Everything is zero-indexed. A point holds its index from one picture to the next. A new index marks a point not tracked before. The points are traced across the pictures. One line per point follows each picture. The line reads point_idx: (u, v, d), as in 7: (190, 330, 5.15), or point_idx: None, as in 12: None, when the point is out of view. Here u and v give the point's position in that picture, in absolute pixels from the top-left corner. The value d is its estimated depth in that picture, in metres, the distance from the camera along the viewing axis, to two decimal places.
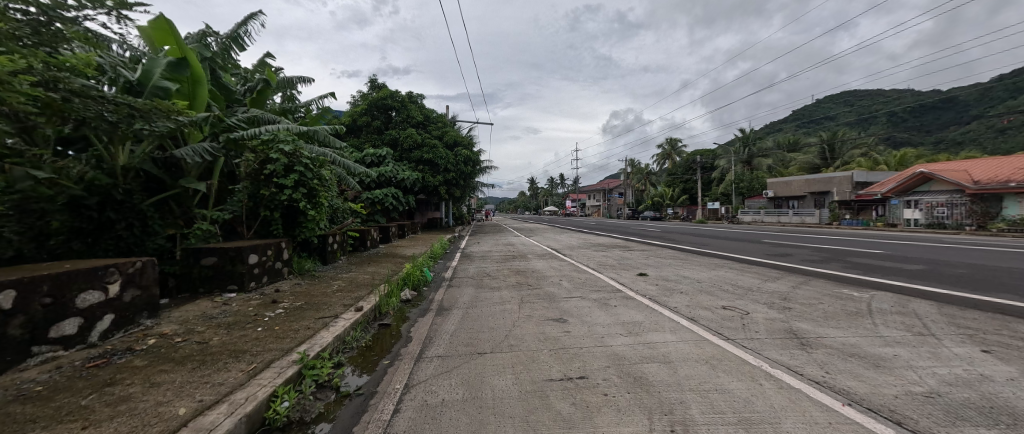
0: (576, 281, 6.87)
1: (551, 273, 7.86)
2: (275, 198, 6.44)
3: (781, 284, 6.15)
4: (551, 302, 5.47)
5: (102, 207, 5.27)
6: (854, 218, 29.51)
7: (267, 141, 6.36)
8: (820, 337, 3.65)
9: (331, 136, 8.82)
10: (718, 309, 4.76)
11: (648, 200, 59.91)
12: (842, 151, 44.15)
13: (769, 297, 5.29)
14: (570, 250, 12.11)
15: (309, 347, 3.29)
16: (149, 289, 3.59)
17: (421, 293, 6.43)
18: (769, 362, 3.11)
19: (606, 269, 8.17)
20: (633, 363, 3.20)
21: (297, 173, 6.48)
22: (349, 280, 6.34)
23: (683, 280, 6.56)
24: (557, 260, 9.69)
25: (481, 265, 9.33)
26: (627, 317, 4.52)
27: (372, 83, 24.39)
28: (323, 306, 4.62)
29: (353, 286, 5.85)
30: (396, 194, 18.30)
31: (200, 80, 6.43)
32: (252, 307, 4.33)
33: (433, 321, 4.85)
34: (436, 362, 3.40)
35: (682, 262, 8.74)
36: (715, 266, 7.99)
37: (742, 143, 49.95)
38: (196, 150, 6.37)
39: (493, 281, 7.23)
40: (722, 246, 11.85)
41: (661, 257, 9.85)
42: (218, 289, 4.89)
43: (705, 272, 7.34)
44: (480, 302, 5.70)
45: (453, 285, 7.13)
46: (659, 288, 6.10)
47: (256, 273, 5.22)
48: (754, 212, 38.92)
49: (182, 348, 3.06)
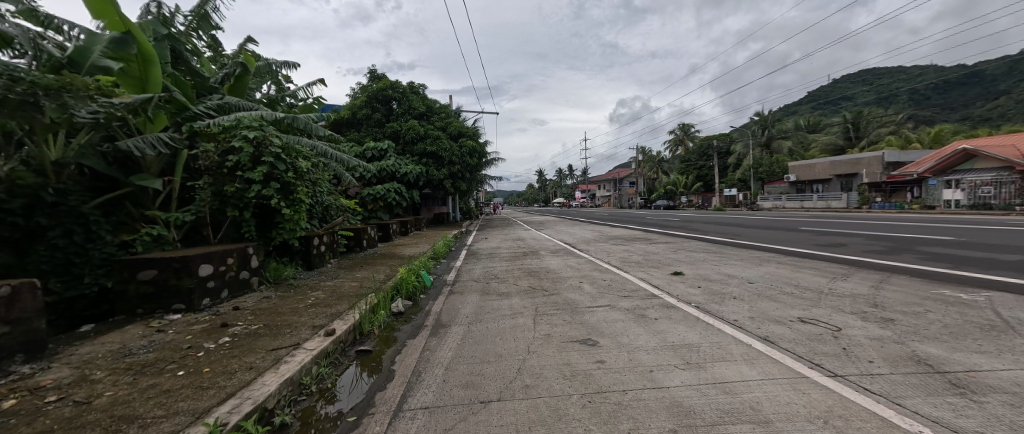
0: (600, 284, 5.76)
1: (569, 273, 6.79)
2: (242, 195, 5.48)
3: (857, 283, 4.98)
4: (574, 314, 4.38)
5: (30, 212, 4.16)
6: (886, 201, 27.79)
7: (228, 129, 5.37)
8: (972, 372, 2.52)
9: (313, 125, 7.86)
10: (795, 323, 3.63)
11: (661, 188, 58.24)
12: (867, 130, 41.92)
13: (853, 304, 4.14)
14: (587, 245, 11.01)
15: (235, 406, 2.26)
16: (26, 323, 2.63)
17: (416, 303, 5.43)
18: (928, 424, 2.00)
19: (632, 267, 7.04)
20: (710, 423, 2.13)
21: (267, 165, 5.50)
22: (332, 289, 5.37)
23: (730, 280, 5.42)
24: (574, 257, 8.59)
25: (488, 265, 8.28)
26: (677, 338, 3.42)
27: (372, 75, 23.42)
28: (285, 330, 3.62)
29: (333, 298, 4.87)
30: (399, 189, 17.36)
31: (151, 61, 5.50)
32: (190, 336, 3.35)
33: (425, 344, 3.83)
34: (419, 421, 2.37)
35: (718, 257, 7.59)
36: (760, 261, 6.82)
37: (760, 126, 47.86)
38: (150, 141, 5.46)
39: (502, 286, 6.19)
40: (757, 236, 10.66)
41: (692, 250, 8.68)
42: (160, 310, 3.94)
43: (752, 269, 6.18)
44: (485, 315, 4.67)
45: (455, 291, 6.11)
46: (704, 291, 4.98)
47: (210, 287, 4.26)
48: (776, 198, 37.23)
49: (42, 418, 2.07)
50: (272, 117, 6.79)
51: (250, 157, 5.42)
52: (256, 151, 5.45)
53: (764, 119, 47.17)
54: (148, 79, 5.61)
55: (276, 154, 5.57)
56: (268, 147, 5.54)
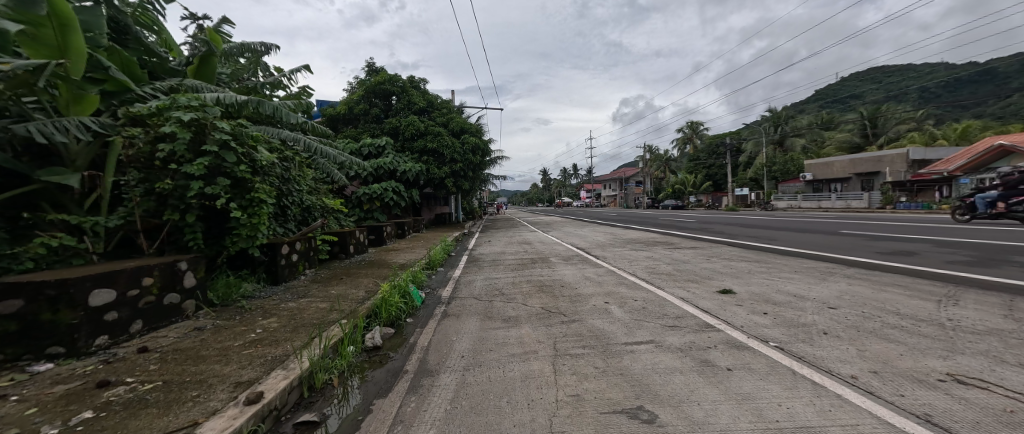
0: (631, 306, 4.54)
1: (588, 288, 5.60)
2: (180, 195, 4.32)
3: (980, 311, 3.74)
4: (607, 358, 3.17)
5: None
6: (912, 200, 26.33)
7: (159, 110, 4.19)
8: None
9: (286, 113, 6.79)
10: (952, 387, 2.39)
11: (669, 188, 56.83)
12: (885, 127, 40.42)
13: (1010, 348, 2.90)
14: (602, 250, 9.81)
15: None
16: None
17: (400, 332, 4.25)
18: None
19: (665, 281, 5.83)
20: None
21: (211, 156, 4.33)
22: (293, 313, 4.19)
23: (803, 304, 4.19)
24: (590, 267, 7.38)
25: (492, 275, 7.09)
26: (782, 415, 2.19)
27: (372, 68, 22.37)
28: (187, 395, 2.43)
29: (286, 329, 3.68)
30: (397, 188, 16.18)
31: (67, 24, 4.32)
32: (33, 411, 2.18)
33: (401, 407, 2.63)
34: None
35: (765, 268, 6.35)
36: (822, 275, 5.59)
37: (772, 123, 46.38)
38: (63, 125, 4.34)
39: (508, 306, 5.01)
40: (796, 240, 9.41)
41: (729, 259, 7.45)
42: (27, 357, 2.78)
43: (819, 286, 4.96)
44: (486, 355, 3.45)
45: (449, 312, 4.92)
46: (778, 321, 3.73)
47: (110, 321, 3.09)
48: (791, 197, 35.87)
49: None
50: (232, 101, 5.68)
51: (190, 146, 4.26)
52: (195, 138, 4.29)
53: (777, 116, 45.71)
54: (67, 48, 4.45)
55: (224, 141, 4.41)
56: (212, 133, 4.37)
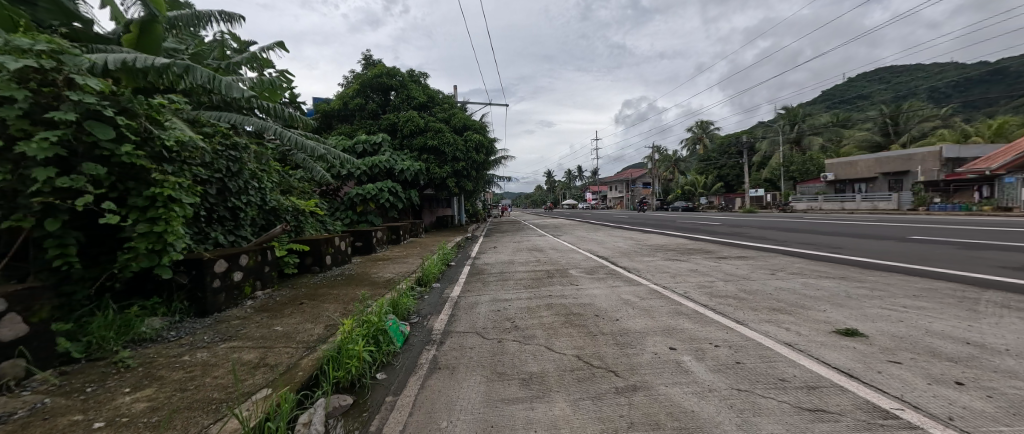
0: (718, 360, 2.95)
1: (636, 323, 4.01)
2: (24, 190, 2.75)
3: None
4: None
5: None
6: (948, 201, 24.48)
7: None
8: None
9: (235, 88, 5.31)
10: None
11: (679, 189, 55.00)
12: (908, 125, 38.54)
13: None
14: (630, 260, 8.24)
15: None
16: None
17: (360, 406, 2.68)
18: None
19: (739, 309, 4.23)
20: None
21: (67, 127, 2.76)
22: (191, 376, 2.65)
23: (1008, 366, 2.58)
24: (626, 285, 5.79)
25: (500, 296, 5.53)
26: None
27: (368, 61, 21.00)
28: None
29: (150, 419, 2.11)
30: (393, 189, 14.66)
31: None
32: None
33: None
34: None
35: (869, 290, 4.73)
36: (968, 305, 3.96)
37: (789, 121, 44.38)
38: None
39: (526, 351, 3.43)
40: (866, 249, 7.79)
41: (802, 275, 5.82)
42: None
43: (989, 327, 3.33)
44: None
45: (440, 363, 3.34)
46: (1009, 407, 2.13)
47: None
48: (810, 198, 34.08)
49: None
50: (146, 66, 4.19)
51: (32, 115, 2.70)
52: (41, 101, 2.72)
53: (793, 114, 43.81)
54: None
55: (95, 108, 2.88)
56: (71, 92, 2.81)
